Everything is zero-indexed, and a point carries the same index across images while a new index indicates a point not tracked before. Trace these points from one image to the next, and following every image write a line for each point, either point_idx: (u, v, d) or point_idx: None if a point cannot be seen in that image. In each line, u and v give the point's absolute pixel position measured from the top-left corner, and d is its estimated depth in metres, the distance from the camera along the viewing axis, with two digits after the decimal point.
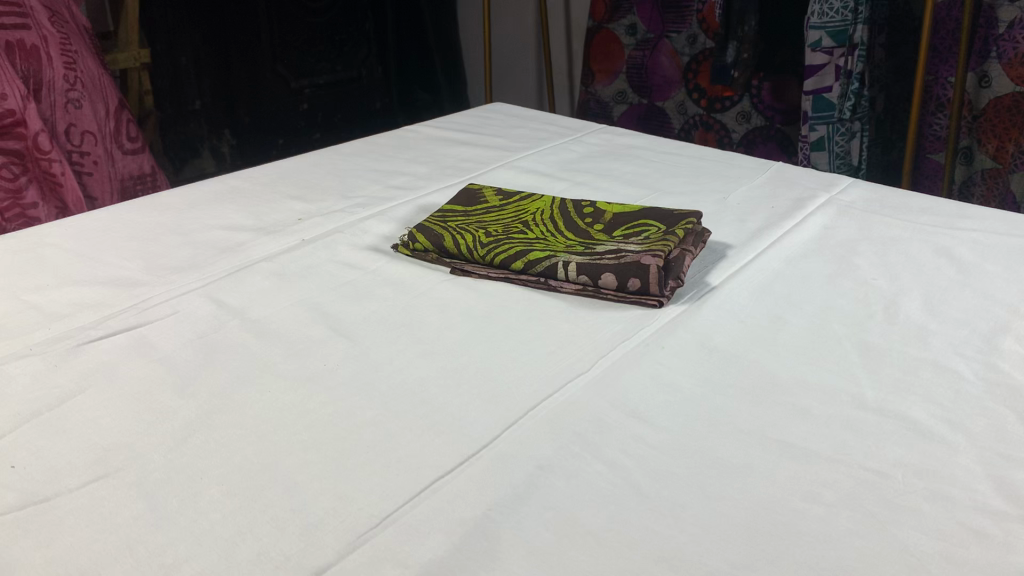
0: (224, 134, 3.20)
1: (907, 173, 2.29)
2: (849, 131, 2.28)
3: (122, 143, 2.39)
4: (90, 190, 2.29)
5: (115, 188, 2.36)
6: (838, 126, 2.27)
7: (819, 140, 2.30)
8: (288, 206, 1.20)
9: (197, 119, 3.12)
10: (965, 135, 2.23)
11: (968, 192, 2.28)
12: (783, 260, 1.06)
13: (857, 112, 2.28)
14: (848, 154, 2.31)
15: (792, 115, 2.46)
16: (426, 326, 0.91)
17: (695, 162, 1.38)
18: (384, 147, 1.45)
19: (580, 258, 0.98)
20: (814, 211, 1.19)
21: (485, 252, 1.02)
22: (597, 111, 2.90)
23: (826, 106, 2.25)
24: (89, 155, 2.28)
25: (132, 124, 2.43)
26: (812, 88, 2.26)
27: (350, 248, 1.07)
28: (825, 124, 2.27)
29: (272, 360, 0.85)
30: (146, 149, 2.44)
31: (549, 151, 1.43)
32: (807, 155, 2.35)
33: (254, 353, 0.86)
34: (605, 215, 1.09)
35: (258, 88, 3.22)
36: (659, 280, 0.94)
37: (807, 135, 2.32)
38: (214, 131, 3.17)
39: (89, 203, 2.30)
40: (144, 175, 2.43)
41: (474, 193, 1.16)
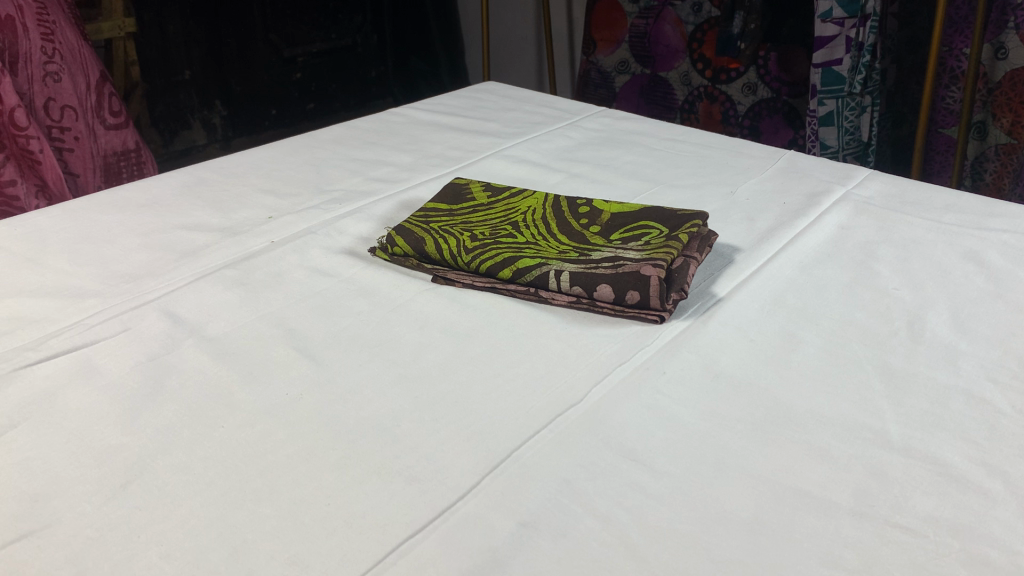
0: (215, 106, 3.13)
1: (919, 150, 2.19)
2: (860, 105, 2.18)
3: (104, 117, 2.28)
4: (71, 167, 2.21)
5: (98, 165, 2.26)
6: (847, 100, 2.16)
7: (828, 114, 2.19)
8: (259, 201, 1.11)
9: (187, 90, 3.02)
10: (979, 108, 2.13)
11: (981, 168, 2.18)
12: (796, 266, 0.97)
13: (868, 86, 2.17)
14: (858, 130, 2.20)
15: (800, 87, 2.35)
16: (403, 345, 0.82)
17: (700, 150, 1.28)
18: (366, 132, 1.35)
19: (574, 268, 0.89)
20: (829, 208, 1.09)
21: (471, 259, 0.93)
22: (599, 82, 2.79)
23: (836, 79, 2.14)
24: (69, 131, 2.19)
25: (115, 97, 2.30)
26: (822, 61, 2.15)
27: (323, 251, 0.98)
28: (834, 98, 2.17)
29: (231, 388, 0.76)
30: (130, 123, 2.32)
31: (543, 138, 1.33)
32: (815, 130, 2.24)
33: (210, 380, 0.77)
34: (603, 215, 1.00)
35: (248, 58, 3.12)
36: (660, 293, 0.85)
37: (815, 109, 2.21)
38: (204, 101, 3.09)
39: (71, 180, 2.23)
40: (128, 151, 2.32)
41: (460, 189, 1.07)
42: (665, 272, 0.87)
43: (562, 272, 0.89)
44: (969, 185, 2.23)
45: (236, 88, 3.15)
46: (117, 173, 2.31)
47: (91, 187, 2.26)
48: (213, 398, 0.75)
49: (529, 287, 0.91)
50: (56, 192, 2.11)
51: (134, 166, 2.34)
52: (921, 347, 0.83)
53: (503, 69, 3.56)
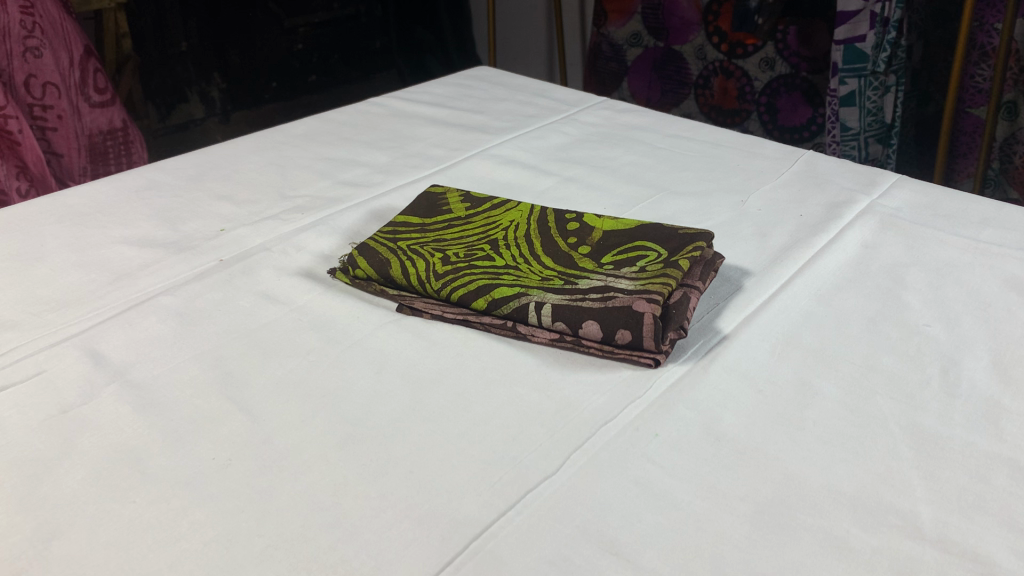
0: (213, 78, 3.00)
1: (945, 132, 2.05)
2: (883, 85, 2.04)
3: (88, 95, 2.13)
4: (54, 147, 2.09)
5: (83, 145, 2.12)
6: (870, 79, 2.02)
7: (849, 94, 2.05)
8: (212, 210, 0.99)
9: (184, 62, 2.91)
10: (1010, 87, 1.97)
11: (1011, 151, 2.03)
12: (813, 296, 0.85)
13: (893, 64, 2.03)
14: (881, 111, 2.06)
15: (820, 64, 2.21)
16: (354, 394, 0.71)
17: (708, 149, 1.16)
18: (342, 126, 1.23)
19: (557, 300, 0.78)
20: (852, 222, 0.97)
21: (441, 286, 0.82)
22: (610, 56, 2.64)
23: (858, 57, 2.00)
24: (51, 109, 2.06)
25: (101, 73, 2.15)
26: (845, 37, 2.00)
27: (276, 273, 0.87)
28: (857, 77, 2.02)
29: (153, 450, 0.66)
30: (117, 101, 2.17)
31: (535, 134, 1.21)
32: (835, 110, 2.10)
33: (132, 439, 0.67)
34: (593, 233, 0.89)
35: (248, 29, 3.00)
36: (655, 332, 0.74)
37: (836, 89, 2.07)
38: (202, 74, 2.97)
39: (54, 160, 2.10)
40: (114, 130, 2.18)
41: (435, 200, 0.96)
42: (660, 306, 0.76)
43: (543, 304, 0.78)
44: (996, 169, 2.07)
45: (235, 58, 3.03)
46: (104, 154, 2.17)
47: (75, 168, 2.13)
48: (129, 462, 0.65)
49: (506, 320, 0.79)
50: (38, 174, 1.97)
51: (121, 145, 2.19)
52: (956, 402, 0.71)
53: (512, 38, 3.41)
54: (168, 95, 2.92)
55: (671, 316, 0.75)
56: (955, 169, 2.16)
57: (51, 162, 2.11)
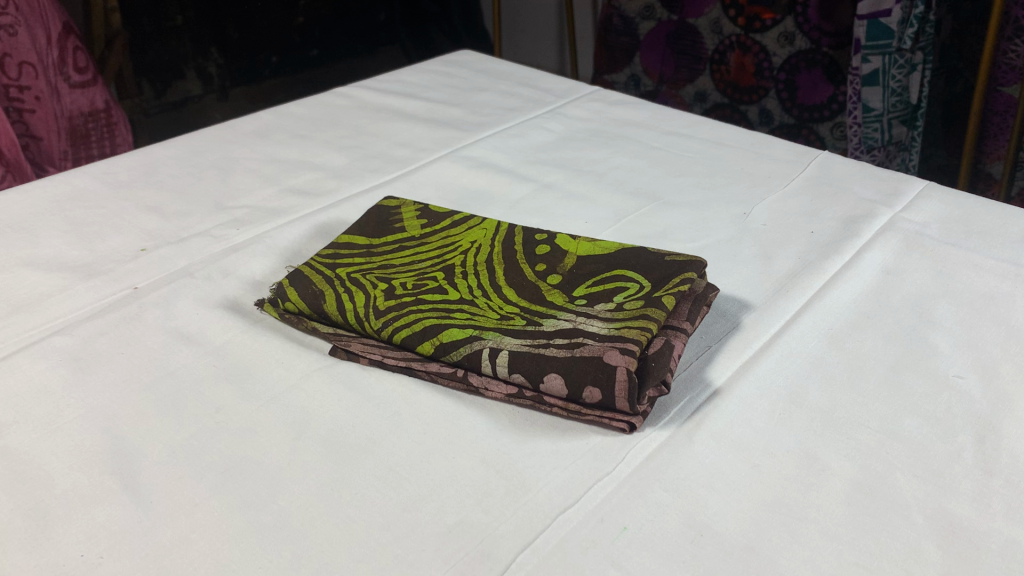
0: (211, 53, 2.85)
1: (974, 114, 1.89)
2: (909, 63, 1.87)
3: (68, 74, 1.92)
4: (33, 131, 1.89)
5: (64, 128, 1.93)
6: (895, 57, 1.86)
7: (872, 73, 1.90)
8: (136, 224, 0.88)
9: (180, 36, 2.74)
10: None
11: None
12: (823, 337, 0.71)
13: (920, 40, 1.86)
14: (907, 90, 1.90)
15: (843, 38, 2.06)
16: (265, 468, 0.59)
17: (709, 149, 1.02)
18: (300, 121, 1.11)
19: (516, 347, 0.65)
20: (871, 241, 0.84)
21: (382, 325, 0.69)
22: (620, 30, 2.47)
23: (883, 32, 1.84)
24: (29, 90, 1.85)
25: (82, 51, 1.93)
26: (867, 12, 1.85)
27: (195, 305, 0.75)
28: (880, 55, 1.87)
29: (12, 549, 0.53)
30: (99, 81, 1.97)
31: (515, 130, 1.07)
32: (857, 91, 1.95)
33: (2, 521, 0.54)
34: (566, 259, 0.76)
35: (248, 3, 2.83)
36: (629, 391, 0.61)
37: (858, 67, 1.92)
38: (200, 49, 2.81)
39: (33, 143, 1.91)
40: (97, 112, 1.98)
41: (388, 217, 0.83)
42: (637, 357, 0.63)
43: (499, 351, 0.65)
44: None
45: (232, 33, 2.86)
46: (85, 137, 1.97)
47: (56, 151, 1.94)
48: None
49: (455, 368, 0.67)
50: (13, 162, 1.76)
51: (104, 128, 2.00)
52: (994, 482, 0.58)
53: (520, 11, 3.25)
54: (162, 70, 2.75)
55: (649, 369, 0.62)
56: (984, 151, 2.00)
57: (29, 145, 1.92)
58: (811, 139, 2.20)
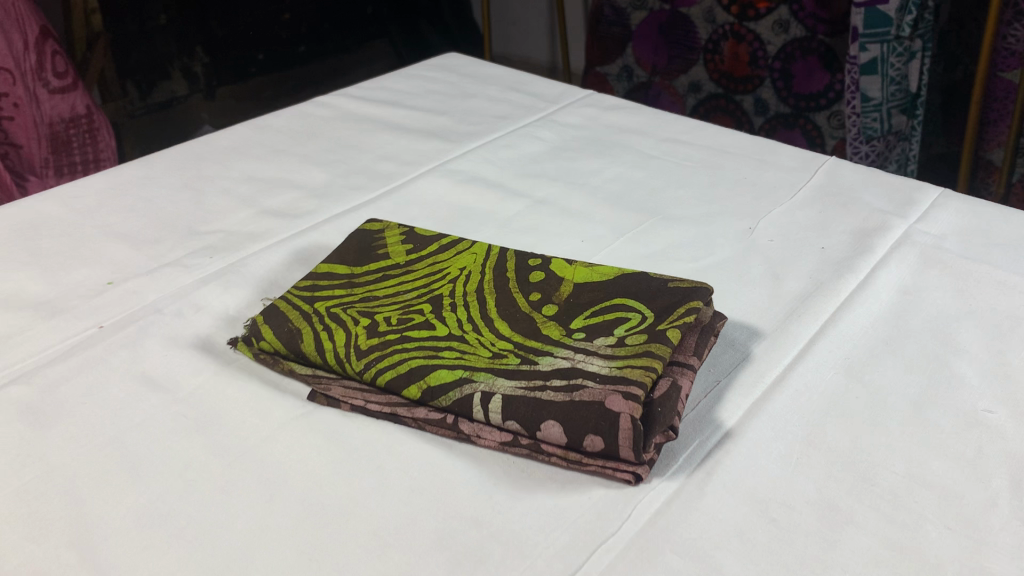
0: (196, 52, 2.77)
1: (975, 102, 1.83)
2: (908, 50, 1.82)
3: (47, 79, 1.79)
4: (11, 138, 1.77)
5: (43, 135, 1.79)
6: (893, 45, 1.81)
7: (871, 62, 1.84)
8: (103, 252, 0.82)
9: (164, 35, 2.67)
10: None
11: None
12: (840, 368, 0.67)
13: (920, 27, 1.80)
14: (906, 79, 1.85)
15: (839, 26, 1.99)
16: (237, 536, 0.54)
17: (710, 157, 0.97)
18: (279, 134, 1.06)
19: (509, 389, 0.60)
20: (886, 257, 0.79)
21: (365, 367, 0.64)
22: (612, 21, 2.41)
23: (881, 20, 1.78)
24: (4, 96, 1.72)
25: (61, 55, 1.80)
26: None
27: (165, 345, 0.70)
28: (878, 43, 1.81)
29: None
30: (80, 85, 1.84)
31: (505, 140, 1.02)
32: (855, 80, 1.89)
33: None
34: (562, 286, 0.71)
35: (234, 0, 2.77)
36: (634, 441, 0.56)
37: (856, 56, 1.86)
38: (184, 48, 2.73)
39: (13, 151, 1.78)
40: (77, 117, 1.84)
41: (371, 243, 0.78)
42: (642, 402, 0.58)
43: (491, 395, 0.60)
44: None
45: (217, 30, 2.78)
46: (68, 143, 1.83)
47: (37, 159, 1.80)
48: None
49: (445, 414, 0.62)
50: None
51: (87, 134, 1.86)
52: None
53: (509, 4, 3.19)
54: (147, 70, 2.68)
55: (655, 415, 0.57)
56: (984, 138, 1.95)
57: (8, 154, 1.79)
58: (808, 128, 2.14)
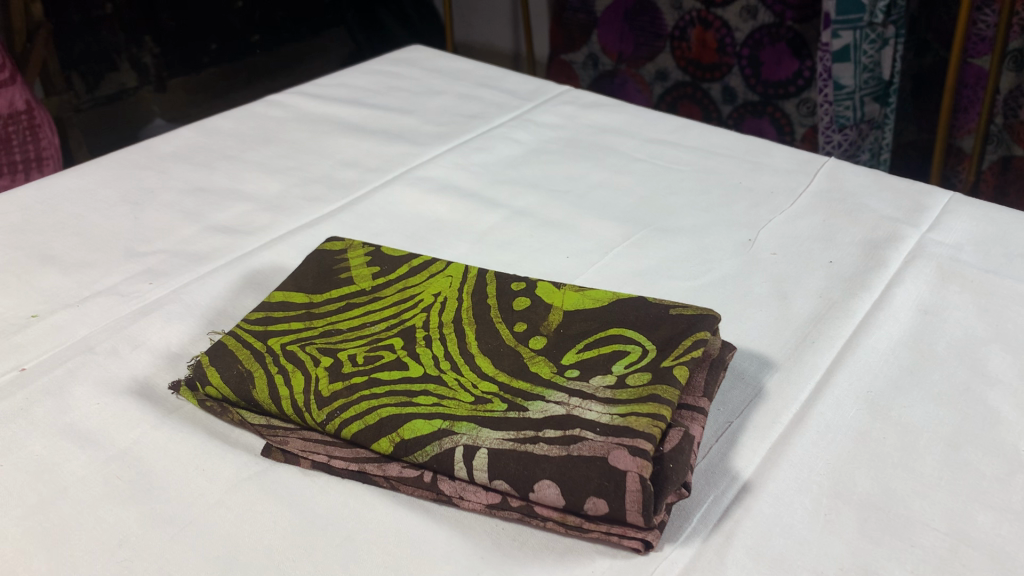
0: (145, 43, 2.64)
1: (950, 89, 1.76)
2: (881, 37, 1.73)
3: None
4: None
5: None
6: (866, 31, 1.72)
7: (843, 49, 1.75)
8: (29, 279, 0.73)
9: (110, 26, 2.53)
10: (1017, 34, 1.69)
11: (1017, 103, 1.76)
12: (863, 403, 0.59)
13: (892, 13, 1.72)
14: (879, 67, 1.76)
15: (807, 11, 1.91)
16: None
17: (699, 159, 0.90)
18: (229, 138, 0.96)
19: (496, 442, 0.52)
20: (900, 271, 0.72)
21: (327, 417, 0.55)
22: (577, 7, 2.33)
23: (853, 7, 1.70)
24: None
25: None
26: None
27: (98, 390, 0.61)
28: (852, 30, 1.72)
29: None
30: (19, 78, 1.53)
31: (477, 143, 0.94)
32: (826, 67, 1.80)
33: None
34: (551, 315, 0.63)
35: None
36: (644, 504, 0.48)
37: (827, 43, 1.77)
38: (132, 39, 2.60)
39: None
40: (16, 113, 1.52)
41: (333, 265, 0.69)
42: (652, 457, 0.50)
43: (475, 450, 0.51)
44: (1000, 124, 1.81)
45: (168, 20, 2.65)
46: (4, 142, 1.50)
47: None
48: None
49: (421, 470, 0.53)
50: None
51: (26, 132, 1.53)
52: None
53: None
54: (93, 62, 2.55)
55: (667, 473, 0.49)
56: (954, 125, 1.89)
57: None
58: (778, 116, 2.07)
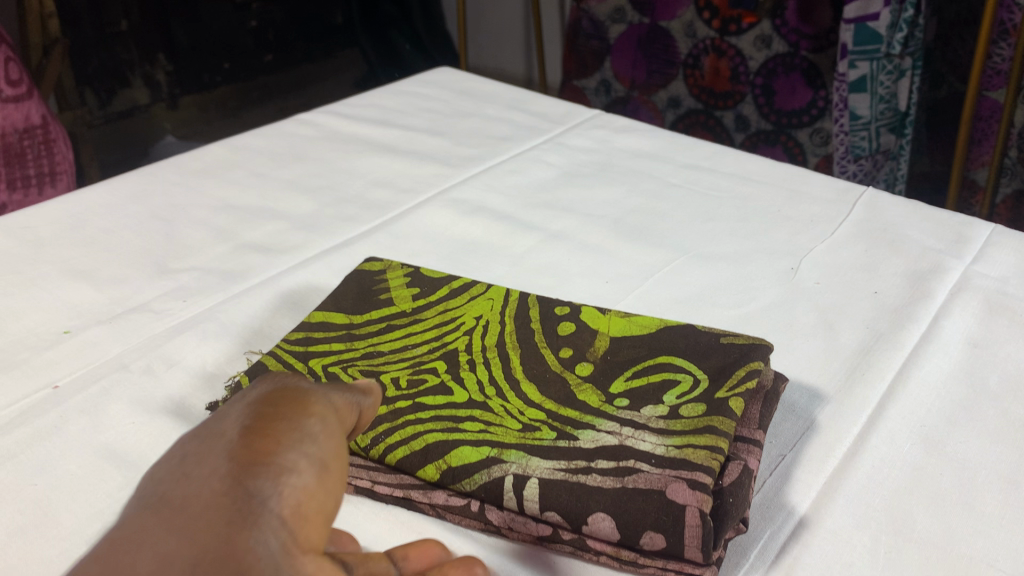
0: (159, 60, 2.63)
1: (966, 121, 1.75)
2: (898, 69, 1.71)
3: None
4: None
5: None
6: (883, 63, 1.69)
7: (860, 79, 1.71)
8: (59, 294, 0.72)
9: (125, 43, 2.52)
10: None
11: None
12: (917, 437, 0.58)
13: (910, 45, 1.70)
14: (896, 97, 1.74)
15: (822, 42, 1.90)
16: None
17: (735, 186, 0.89)
18: (258, 156, 0.96)
19: (547, 470, 0.50)
20: (948, 303, 0.71)
21: (371, 441, 0.54)
22: (590, 33, 2.33)
23: (871, 38, 1.67)
24: None
25: (14, 61, 1.48)
26: (854, 16, 1.67)
27: (132, 409, 0.60)
28: (868, 61, 1.69)
29: (302, 506, 0.31)
30: (35, 92, 1.53)
31: (509, 166, 0.93)
32: (843, 97, 1.77)
33: (213, 450, 0.32)
34: (597, 341, 0.61)
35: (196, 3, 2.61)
36: (703, 540, 0.46)
37: (843, 73, 1.73)
38: (147, 56, 2.60)
39: None
40: (31, 128, 1.51)
41: (372, 286, 0.69)
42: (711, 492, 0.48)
43: (525, 479, 0.50)
44: (1014, 157, 1.79)
45: (183, 38, 2.65)
46: (19, 156, 1.49)
47: None
48: (223, 514, 0.30)
49: (468, 499, 0.52)
50: None
51: (41, 146, 1.52)
52: None
53: (484, 14, 3.10)
54: (108, 78, 2.55)
55: (727, 509, 0.48)
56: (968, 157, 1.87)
57: None
58: (790, 145, 2.06)
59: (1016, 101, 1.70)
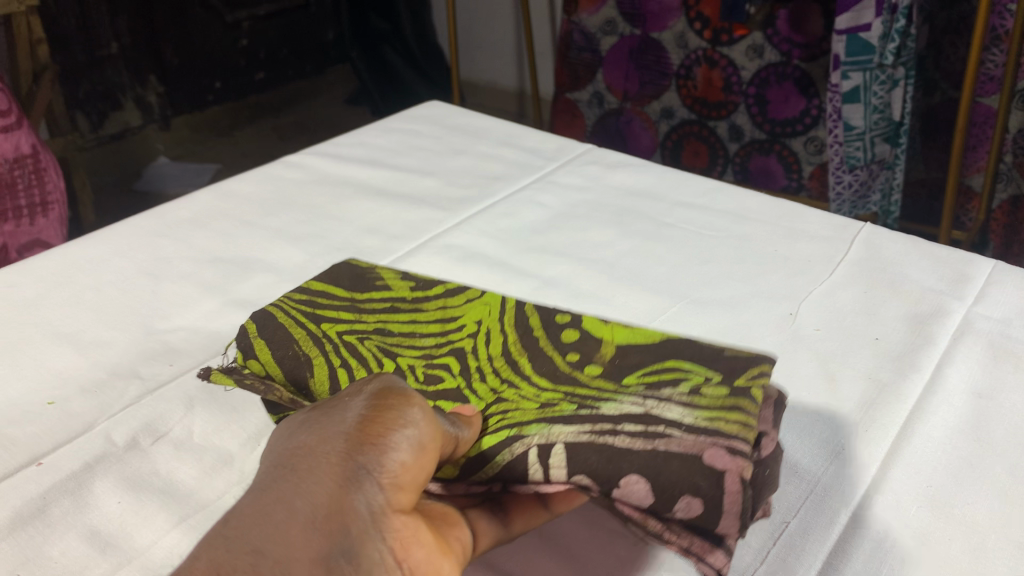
0: (150, 81, 2.62)
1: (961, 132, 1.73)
2: (891, 78, 1.68)
3: None
4: None
5: None
6: (876, 73, 1.67)
7: (853, 90, 1.70)
8: (43, 360, 0.70)
9: (116, 65, 2.49)
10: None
11: None
12: (924, 500, 0.56)
13: (902, 55, 1.69)
14: (889, 107, 1.72)
15: (815, 51, 1.89)
16: None
17: (730, 224, 0.88)
18: (247, 203, 0.94)
19: (569, 434, 0.50)
20: (949, 348, 0.69)
21: None
22: (582, 46, 2.31)
23: (863, 48, 1.65)
24: None
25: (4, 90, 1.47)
26: (846, 26, 1.65)
27: (117, 486, 0.58)
28: (861, 71, 1.68)
29: (401, 476, 0.41)
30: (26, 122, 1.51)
31: (502, 208, 0.92)
32: (835, 107, 1.75)
33: (335, 435, 0.43)
34: (603, 348, 0.59)
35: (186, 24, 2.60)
36: (742, 506, 0.46)
37: (836, 84, 1.72)
38: (138, 78, 2.58)
39: None
40: (21, 157, 1.50)
41: (367, 294, 0.67)
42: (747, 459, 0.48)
43: (550, 446, 0.49)
44: (1009, 163, 1.78)
45: (173, 59, 2.63)
46: (9, 187, 1.47)
47: None
48: (339, 479, 0.40)
49: (488, 485, 0.50)
50: None
51: (32, 176, 1.50)
52: None
53: (474, 27, 3.09)
54: (98, 100, 2.51)
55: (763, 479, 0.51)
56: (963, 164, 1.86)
57: None
58: (785, 155, 2.04)
59: (1010, 106, 1.68)
